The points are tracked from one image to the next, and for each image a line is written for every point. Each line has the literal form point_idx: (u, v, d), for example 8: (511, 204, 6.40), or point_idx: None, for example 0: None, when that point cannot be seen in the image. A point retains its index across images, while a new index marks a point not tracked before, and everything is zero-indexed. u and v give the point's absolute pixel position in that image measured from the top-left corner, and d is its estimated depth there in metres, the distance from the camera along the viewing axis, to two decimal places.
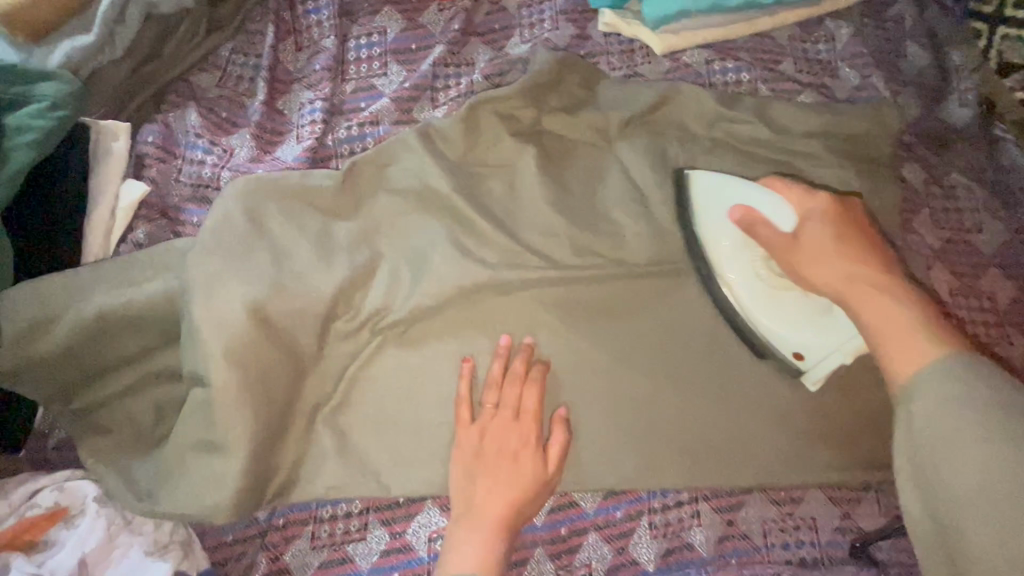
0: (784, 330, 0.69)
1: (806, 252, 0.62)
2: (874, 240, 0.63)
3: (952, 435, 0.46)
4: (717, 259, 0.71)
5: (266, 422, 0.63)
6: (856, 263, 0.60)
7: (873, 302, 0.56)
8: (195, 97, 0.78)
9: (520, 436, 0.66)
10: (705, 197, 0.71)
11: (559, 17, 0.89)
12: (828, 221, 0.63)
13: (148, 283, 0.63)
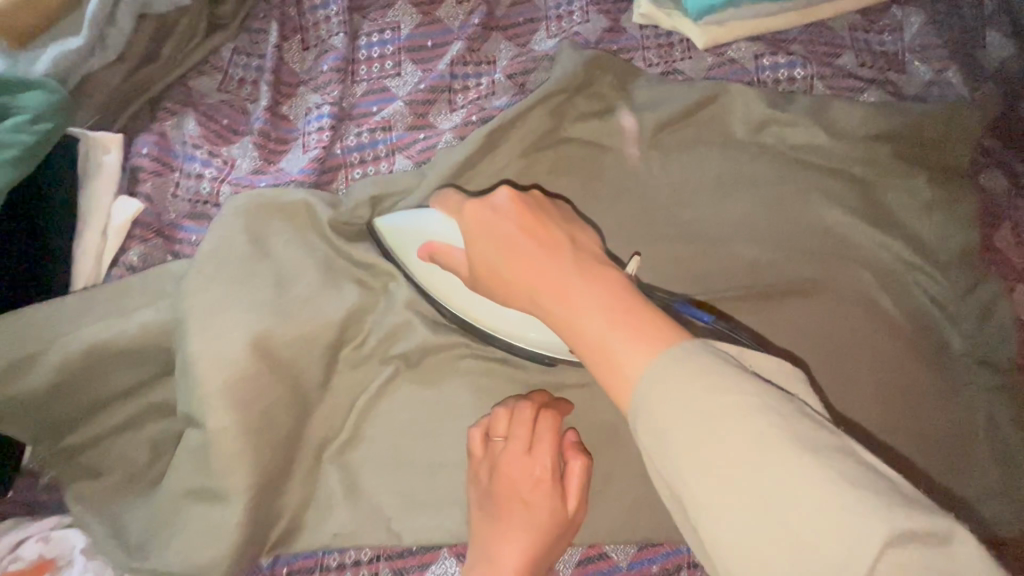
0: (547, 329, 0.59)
1: (491, 267, 0.47)
2: (533, 230, 0.46)
3: (719, 466, 0.31)
4: (451, 298, 0.62)
5: (269, 466, 0.57)
6: (526, 270, 0.44)
7: (567, 325, 0.40)
8: (193, 102, 0.71)
9: (537, 472, 0.56)
10: (398, 236, 0.62)
11: (590, 9, 0.80)
12: (496, 231, 0.47)
13: (140, 312, 0.58)
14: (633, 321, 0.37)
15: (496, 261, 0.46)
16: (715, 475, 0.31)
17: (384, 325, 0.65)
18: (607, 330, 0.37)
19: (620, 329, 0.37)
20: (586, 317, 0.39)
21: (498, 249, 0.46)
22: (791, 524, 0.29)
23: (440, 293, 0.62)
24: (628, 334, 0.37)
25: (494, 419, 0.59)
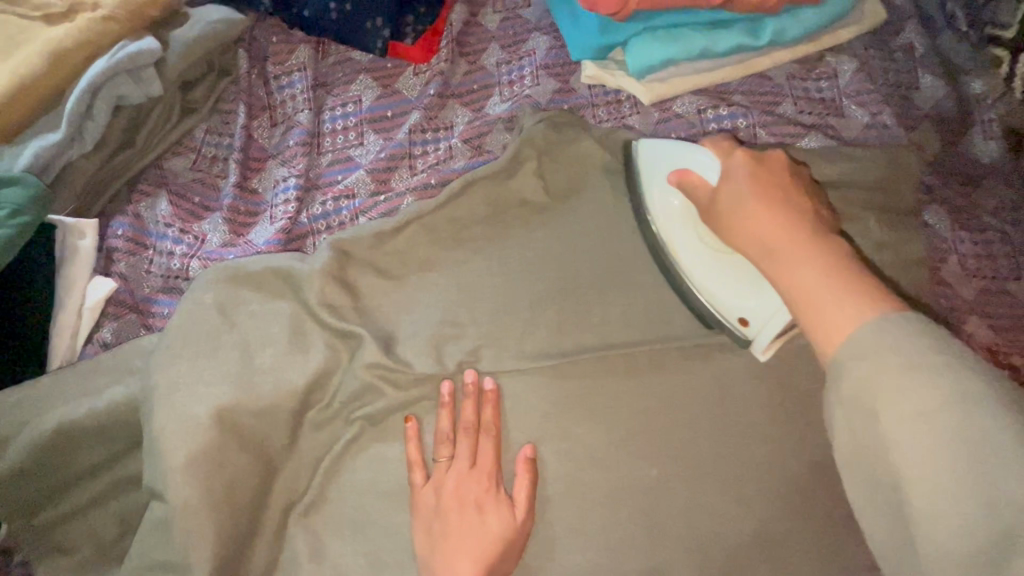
0: (731, 294, 0.65)
1: (733, 205, 0.59)
2: (788, 192, 0.59)
3: (920, 416, 0.41)
4: (666, 229, 0.68)
5: (233, 533, 0.59)
6: (771, 216, 0.56)
7: (790, 264, 0.53)
8: (167, 183, 0.76)
9: (480, 484, 0.64)
10: (648, 163, 0.69)
11: (540, 72, 0.83)
12: (753, 180, 0.59)
13: (109, 390, 0.61)
14: (858, 285, 0.49)
15: (742, 204, 0.58)
16: (915, 422, 0.41)
17: (345, 388, 0.66)
18: (822, 284, 0.50)
19: (837, 282, 0.49)
20: (813, 262, 0.52)
21: (752, 191, 0.58)
22: (989, 465, 0.39)
23: (661, 220, 0.68)
24: (847, 288, 0.49)
25: (438, 442, 0.65)
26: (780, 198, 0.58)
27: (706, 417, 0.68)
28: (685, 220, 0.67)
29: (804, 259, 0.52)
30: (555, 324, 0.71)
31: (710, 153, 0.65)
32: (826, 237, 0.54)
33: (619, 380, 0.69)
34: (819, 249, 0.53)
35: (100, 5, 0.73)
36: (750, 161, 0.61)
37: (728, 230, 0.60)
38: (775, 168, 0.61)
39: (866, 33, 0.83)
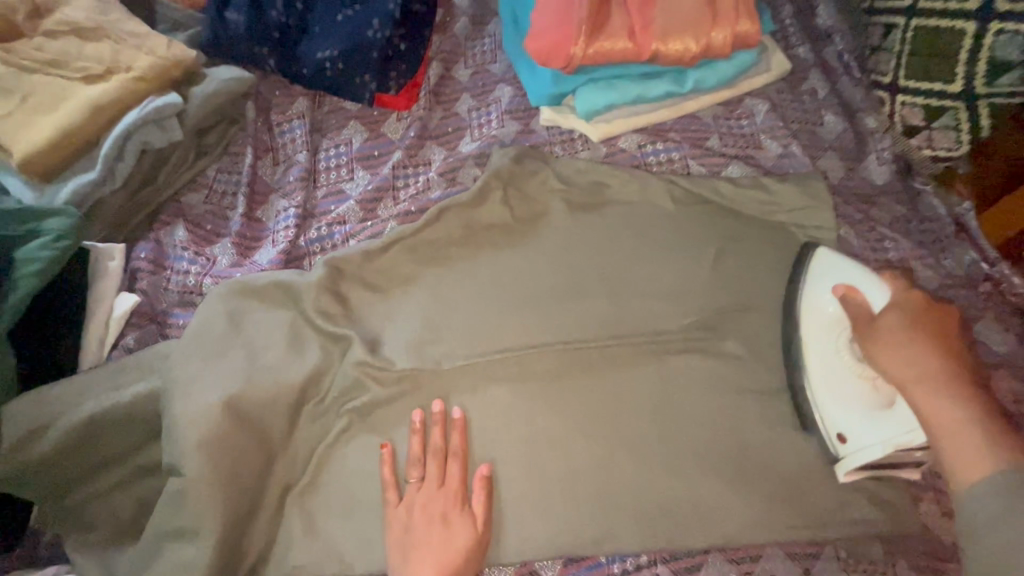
0: (841, 409, 0.72)
1: (897, 334, 0.67)
2: (949, 335, 0.67)
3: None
4: (806, 331, 0.76)
5: (238, 507, 0.68)
6: (926, 350, 0.65)
7: (939, 402, 0.62)
8: (184, 214, 0.89)
9: (448, 499, 0.72)
10: (818, 269, 0.78)
11: (505, 116, 0.98)
12: (920, 318, 0.68)
13: (133, 386, 0.70)
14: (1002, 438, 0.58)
15: (906, 337, 0.66)
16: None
17: (336, 385, 0.76)
18: (974, 431, 0.59)
19: (987, 431, 0.59)
20: (966, 408, 0.61)
21: (917, 327, 0.67)
22: None
23: (805, 322, 0.77)
24: (994, 441, 0.58)
25: (409, 465, 0.73)
26: (945, 337, 0.67)
27: (650, 402, 0.79)
28: (825, 328, 0.75)
29: (954, 403, 0.61)
30: (519, 326, 0.82)
31: (882, 282, 0.72)
32: (971, 389, 0.63)
33: (574, 372, 0.80)
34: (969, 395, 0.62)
35: (132, 67, 0.87)
36: (920, 299, 0.69)
37: (881, 352, 0.68)
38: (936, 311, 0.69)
39: (778, 79, 0.99)
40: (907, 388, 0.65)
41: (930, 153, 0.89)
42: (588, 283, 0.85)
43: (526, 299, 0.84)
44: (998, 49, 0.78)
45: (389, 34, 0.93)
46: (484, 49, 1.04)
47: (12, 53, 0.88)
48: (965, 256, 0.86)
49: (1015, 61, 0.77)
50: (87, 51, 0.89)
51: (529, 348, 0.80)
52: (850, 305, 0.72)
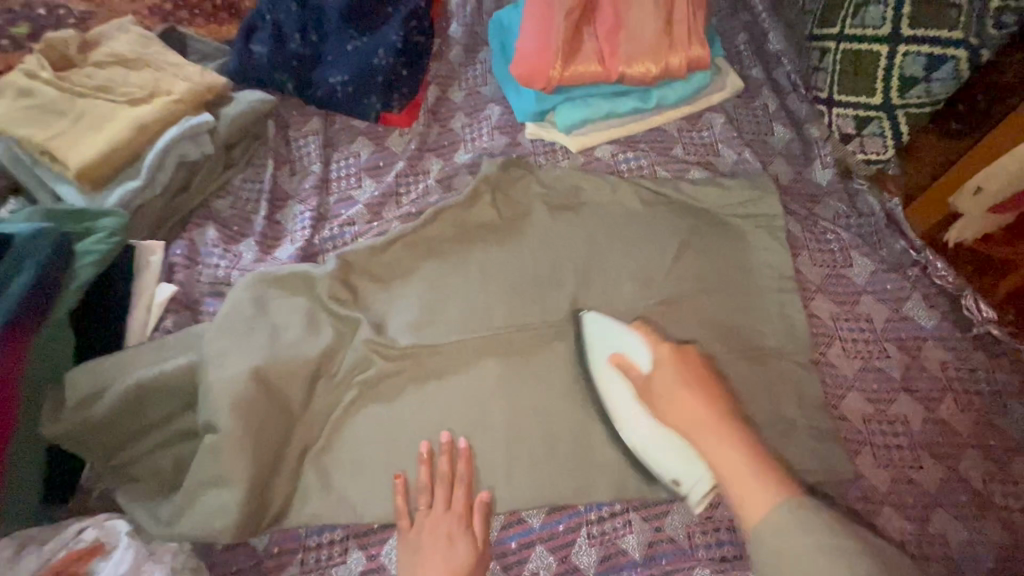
0: (660, 456, 0.82)
1: (662, 390, 0.78)
2: (704, 379, 0.78)
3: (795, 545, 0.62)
4: (605, 394, 0.86)
5: (264, 461, 0.78)
6: (693, 398, 0.75)
7: (716, 443, 0.72)
8: (213, 218, 1.02)
9: (452, 521, 0.79)
10: (594, 338, 0.88)
11: (495, 131, 1.11)
12: (682, 369, 0.78)
13: (173, 360, 0.81)
14: (765, 471, 0.68)
15: (675, 390, 0.77)
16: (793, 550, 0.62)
17: (348, 361, 0.88)
18: (748, 468, 0.69)
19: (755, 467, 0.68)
20: (737, 446, 0.71)
21: (677, 380, 0.77)
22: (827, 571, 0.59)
23: (602, 387, 0.87)
24: (760, 473, 0.68)
25: (419, 492, 0.81)
26: (705, 382, 0.77)
27: (622, 373, 0.90)
28: (619, 393, 0.85)
29: (726, 445, 0.71)
30: (507, 309, 0.93)
31: (642, 344, 0.84)
32: (735, 426, 0.73)
33: (555, 348, 0.91)
34: (738, 433, 0.72)
35: (171, 92, 1.01)
36: (671, 352, 0.81)
37: (663, 410, 0.77)
38: (689, 356, 0.80)
39: (735, 95, 1.12)
40: (689, 434, 0.75)
41: (863, 156, 1.03)
42: (567, 273, 0.96)
43: (523, 295, 0.94)
44: (906, 68, 0.94)
45: (393, 62, 1.08)
46: (475, 74, 1.18)
47: (68, 82, 1.02)
48: (897, 244, 0.99)
49: (920, 77, 0.94)
50: (132, 79, 1.03)
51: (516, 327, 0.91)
52: (627, 372, 0.83)
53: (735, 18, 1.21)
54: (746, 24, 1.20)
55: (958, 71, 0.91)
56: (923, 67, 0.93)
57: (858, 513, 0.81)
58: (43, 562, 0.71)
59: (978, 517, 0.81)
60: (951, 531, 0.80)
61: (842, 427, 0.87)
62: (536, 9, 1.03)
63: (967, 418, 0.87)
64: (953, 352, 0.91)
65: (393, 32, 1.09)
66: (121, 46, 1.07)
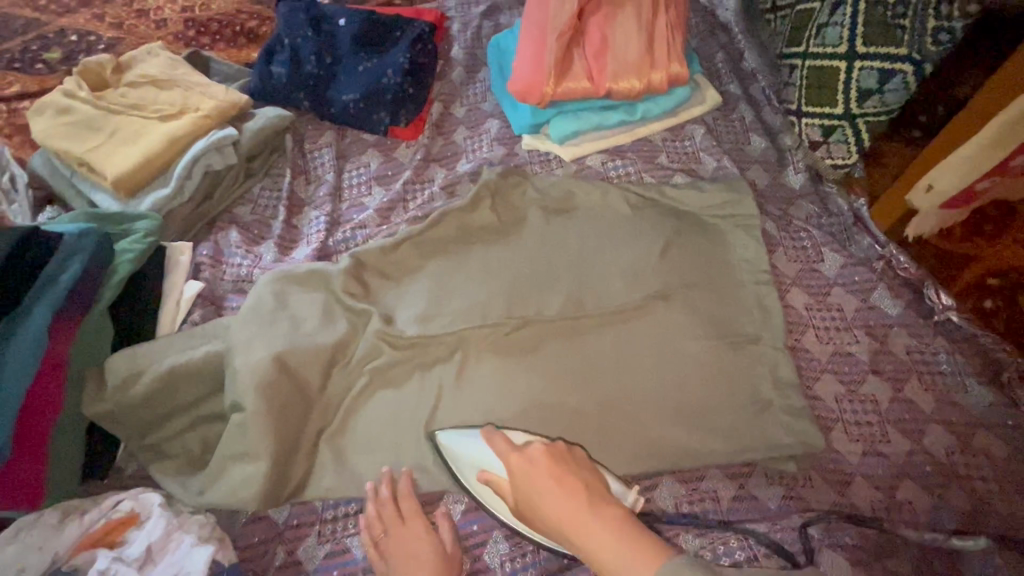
0: (554, 545, 0.81)
1: (528, 489, 0.71)
2: (562, 469, 0.72)
3: None
4: (484, 498, 0.86)
5: (285, 439, 0.86)
6: (556, 491, 0.69)
7: (586, 527, 0.65)
8: (236, 223, 1.11)
9: (414, 536, 0.82)
10: (451, 451, 0.86)
11: (494, 142, 1.21)
12: (549, 461, 0.72)
13: (202, 348, 0.89)
14: (638, 544, 0.62)
15: (541, 489, 0.70)
16: None
17: (360, 350, 0.95)
18: (622, 547, 0.62)
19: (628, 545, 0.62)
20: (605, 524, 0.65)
21: (540, 471, 0.72)
22: None
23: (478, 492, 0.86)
24: (634, 544, 0.62)
25: (371, 526, 0.84)
26: (548, 474, 0.71)
27: (613, 361, 0.96)
28: (489, 499, 0.86)
29: (597, 524, 0.65)
30: (505, 303, 0.99)
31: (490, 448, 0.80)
32: (607, 505, 0.67)
33: (551, 339, 0.98)
34: (599, 513, 0.66)
35: (199, 109, 1.11)
36: (516, 457, 0.74)
37: (540, 516, 0.70)
38: (536, 452, 0.74)
39: (714, 108, 1.22)
40: (568, 534, 0.66)
41: (830, 162, 1.12)
42: (561, 270, 1.04)
43: (521, 289, 1.01)
44: (862, 81, 1.04)
45: (400, 80, 1.18)
46: (476, 91, 1.29)
47: (104, 100, 1.12)
48: (864, 241, 1.08)
49: (874, 88, 1.03)
50: (163, 98, 1.13)
51: (513, 320, 0.98)
52: (498, 488, 0.78)
53: (712, 40, 1.32)
54: (723, 45, 1.31)
55: (907, 84, 1.01)
56: (876, 80, 1.02)
57: (829, 481, 0.89)
58: (85, 530, 0.78)
59: (940, 485, 0.88)
60: (916, 499, 0.87)
61: (815, 406, 0.94)
62: (530, 33, 1.14)
63: (931, 397, 0.95)
64: (917, 338, 0.99)
65: (400, 54, 1.19)
66: (152, 68, 1.17)
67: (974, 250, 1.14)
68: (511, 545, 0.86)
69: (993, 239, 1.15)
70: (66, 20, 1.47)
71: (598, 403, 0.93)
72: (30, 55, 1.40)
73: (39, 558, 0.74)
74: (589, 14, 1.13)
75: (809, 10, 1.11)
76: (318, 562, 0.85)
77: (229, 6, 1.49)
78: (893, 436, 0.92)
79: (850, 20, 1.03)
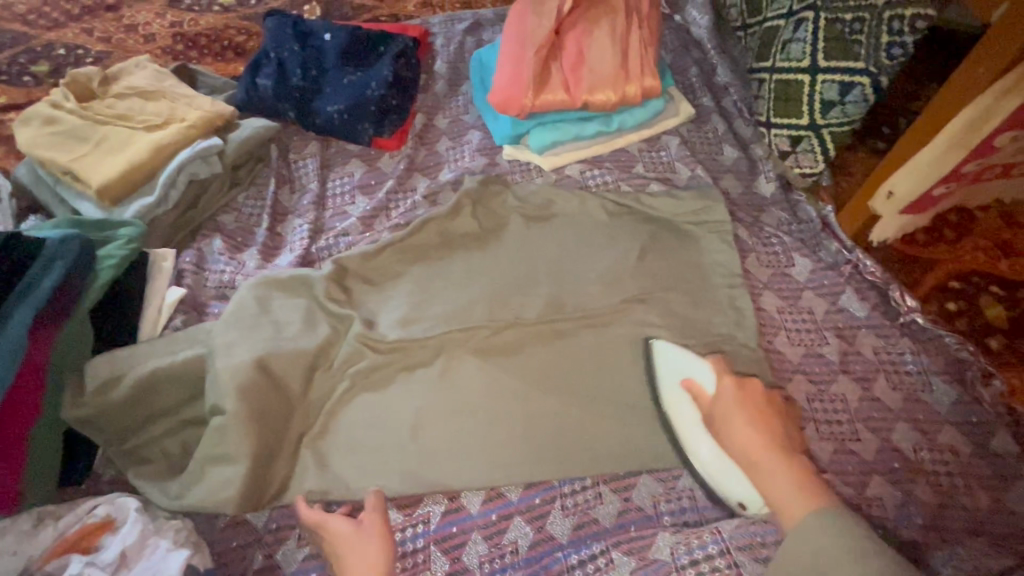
0: (720, 480, 0.84)
1: (724, 412, 0.78)
2: (762, 411, 0.77)
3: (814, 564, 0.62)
4: (674, 418, 0.90)
5: (265, 442, 0.87)
6: (744, 424, 0.75)
7: (769, 460, 0.71)
8: (220, 230, 1.12)
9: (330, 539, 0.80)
10: (664, 363, 0.93)
11: (476, 153, 1.24)
12: (749, 403, 0.77)
13: (184, 352, 0.90)
14: (808, 491, 0.68)
15: (732, 416, 0.76)
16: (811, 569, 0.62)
17: (342, 354, 0.96)
18: (796, 491, 0.68)
19: (800, 488, 0.68)
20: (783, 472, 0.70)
21: (737, 407, 0.77)
22: None
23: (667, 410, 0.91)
24: (807, 490, 0.68)
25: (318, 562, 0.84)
26: (748, 409, 0.76)
27: (592, 364, 0.98)
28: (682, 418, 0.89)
29: (780, 461, 0.71)
30: (486, 307, 1.01)
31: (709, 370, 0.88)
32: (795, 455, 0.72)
33: (531, 342, 1.00)
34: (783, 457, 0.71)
35: (185, 119, 1.12)
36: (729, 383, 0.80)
37: (724, 434, 0.77)
38: (752, 392, 0.79)
39: (688, 120, 1.27)
40: (743, 461, 0.73)
41: (799, 171, 1.17)
42: (541, 275, 1.06)
43: (502, 294, 1.03)
44: (825, 93, 1.09)
45: (384, 93, 1.21)
46: (459, 104, 1.32)
47: (91, 111, 1.13)
48: (833, 246, 1.12)
49: (836, 100, 1.08)
50: (149, 109, 1.15)
51: (494, 323, 1.00)
52: (698, 396, 0.85)
53: (686, 55, 1.37)
54: (697, 60, 1.36)
55: (867, 95, 1.06)
56: (838, 92, 1.07)
57: None
58: (59, 534, 0.78)
59: (909, 480, 0.91)
60: (886, 495, 0.90)
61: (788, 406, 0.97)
62: (511, 49, 1.19)
63: (899, 395, 0.98)
64: (884, 339, 1.03)
65: (385, 67, 1.22)
66: (139, 80, 1.19)
67: (936, 254, 1.19)
68: (490, 546, 0.87)
69: (954, 243, 1.20)
70: (54, 34, 1.49)
71: (595, 405, 0.95)
72: (17, 67, 1.42)
73: (12, 562, 0.75)
74: (565, 31, 1.19)
75: (774, 27, 1.17)
76: (296, 566, 0.84)
77: (217, 21, 1.52)
78: (863, 433, 0.95)
79: (812, 36, 1.09)
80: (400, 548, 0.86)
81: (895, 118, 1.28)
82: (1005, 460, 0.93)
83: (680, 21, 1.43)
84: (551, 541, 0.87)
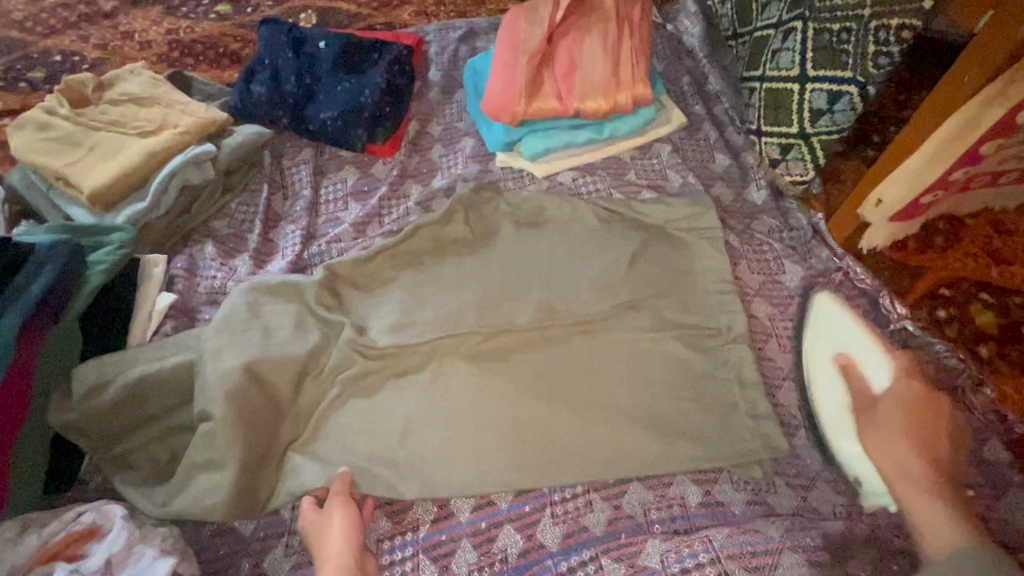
0: (848, 453, 0.93)
1: (884, 421, 0.91)
2: (936, 432, 0.89)
3: None
4: (819, 390, 0.99)
5: (253, 449, 0.86)
6: (904, 440, 0.88)
7: (916, 492, 0.83)
8: (214, 237, 1.12)
9: (313, 525, 0.82)
10: (817, 335, 1.03)
11: (469, 160, 1.25)
12: (905, 418, 0.90)
13: (173, 357, 0.90)
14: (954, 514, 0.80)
15: (897, 430, 0.89)
16: None
17: (332, 360, 0.96)
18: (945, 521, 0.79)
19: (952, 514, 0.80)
20: (933, 499, 0.82)
21: (897, 419, 0.90)
22: None
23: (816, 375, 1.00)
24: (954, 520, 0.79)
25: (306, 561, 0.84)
26: (929, 422, 0.90)
27: (583, 369, 0.98)
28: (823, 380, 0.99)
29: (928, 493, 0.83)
30: (476, 314, 1.01)
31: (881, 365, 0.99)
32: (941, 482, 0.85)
33: (521, 347, 1.00)
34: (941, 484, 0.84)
35: (179, 125, 1.13)
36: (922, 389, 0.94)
37: (870, 438, 0.91)
38: (919, 402, 0.92)
39: (680, 128, 1.28)
40: (892, 479, 0.87)
41: (789, 179, 1.18)
42: (532, 281, 1.06)
43: (493, 299, 1.04)
44: (814, 102, 1.10)
45: (377, 100, 1.21)
46: (452, 111, 1.33)
47: (84, 117, 1.14)
48: (823, 253, 1.13)
49: (825, 108, 1.09)
50: (142, 115, 1.15)
51: (485, 329, 1.00)
52: (851, 371, 0.98)
53: (678, 64, 1.38)
54: (689, 69, 1.38)
55: (854, 104, 1.06)
56: (826, 101, 1.08)
57: (793, 485, 0.91)
58: (45, 541, 0.76)
59: None
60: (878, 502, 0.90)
61: (778, 413, 0.97)
62: (503, 58, 1.20)
63: None
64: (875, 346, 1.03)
65: (378, 74, 1.23)
66: (134, 86, 1.19)
67: (927, 261, 1.19)
68: (480, 554, 0.86)
69: (944, 250, 1.21)
70: (51, 41, 1.50)
71: (587, 411, 0.95)
72: (13, 74, 1.42)
73: None
74: (558, 40, 1.21)
75: (764, 37, 1.19)
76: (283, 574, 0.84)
77: (214, 28, 1.53)
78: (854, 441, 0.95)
79: (800, 46, 1.10)
80: (388, 556, 0.86)
81: (886, 126, 1.29)
82: (995, 468, 0.93)
83: (672, 30, 1.45)
84: (541, 549, 0.86)
